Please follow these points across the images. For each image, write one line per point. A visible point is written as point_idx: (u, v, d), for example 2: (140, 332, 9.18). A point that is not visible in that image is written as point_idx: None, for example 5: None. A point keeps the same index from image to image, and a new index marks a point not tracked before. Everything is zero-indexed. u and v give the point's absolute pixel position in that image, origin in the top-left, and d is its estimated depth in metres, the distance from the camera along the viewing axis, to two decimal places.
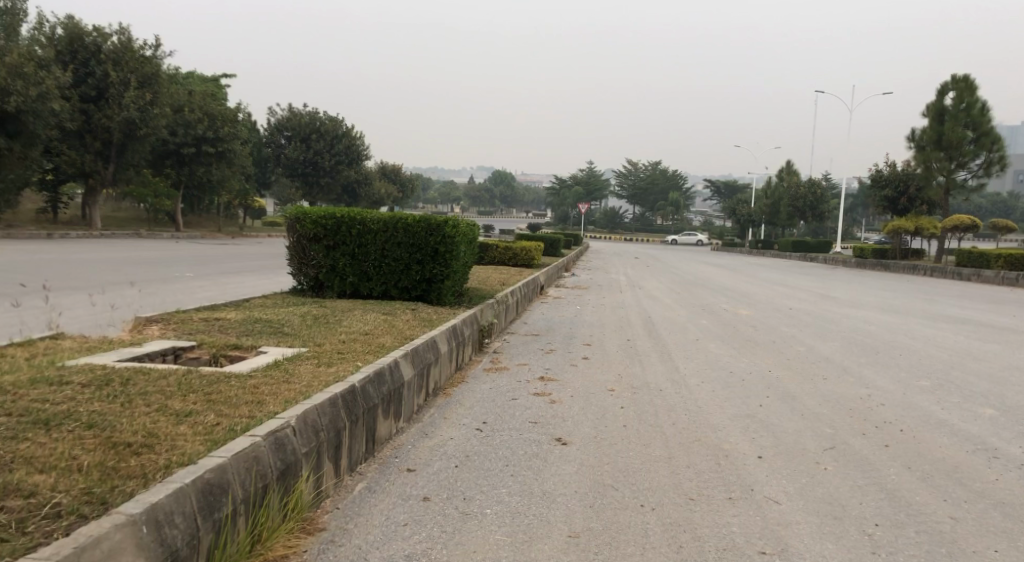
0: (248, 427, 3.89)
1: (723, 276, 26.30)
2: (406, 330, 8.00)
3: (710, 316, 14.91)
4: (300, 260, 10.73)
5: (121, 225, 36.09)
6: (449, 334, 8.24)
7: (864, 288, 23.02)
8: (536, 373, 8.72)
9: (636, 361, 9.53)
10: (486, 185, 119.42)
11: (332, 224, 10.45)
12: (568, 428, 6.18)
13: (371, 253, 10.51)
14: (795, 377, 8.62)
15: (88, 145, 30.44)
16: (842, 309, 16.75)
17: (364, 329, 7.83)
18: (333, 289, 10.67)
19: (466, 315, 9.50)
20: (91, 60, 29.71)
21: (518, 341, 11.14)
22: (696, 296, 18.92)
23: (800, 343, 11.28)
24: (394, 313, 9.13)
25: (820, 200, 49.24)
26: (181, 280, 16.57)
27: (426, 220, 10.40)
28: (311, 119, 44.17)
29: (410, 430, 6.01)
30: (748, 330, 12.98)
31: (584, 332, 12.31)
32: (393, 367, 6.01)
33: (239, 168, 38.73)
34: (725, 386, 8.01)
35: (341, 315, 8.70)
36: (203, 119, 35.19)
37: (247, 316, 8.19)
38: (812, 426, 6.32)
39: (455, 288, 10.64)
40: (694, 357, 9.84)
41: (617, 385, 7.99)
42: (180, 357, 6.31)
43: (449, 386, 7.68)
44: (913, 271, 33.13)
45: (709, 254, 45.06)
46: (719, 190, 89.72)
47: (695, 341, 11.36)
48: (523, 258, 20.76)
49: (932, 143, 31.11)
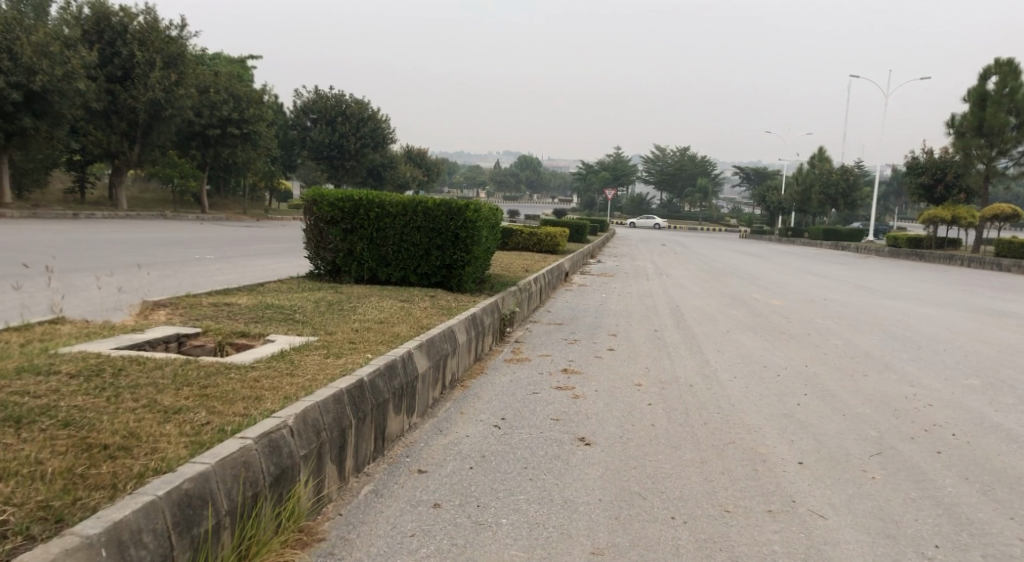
0: (238, 428, 3.54)
1: (752, 265, 25.69)
2: (423, 319, 7.65)
3: (740, 306, 14.43)
4: (317, 245, 10.42)
5: (147, 206, 36.10)
6: (468, 323, 7.87)
7: (900, 278, 22.36)
8: (559, 365, 8.33)
9: (664, 354, 9.11)
10: (511, 170, 118.83)
11: (349, 207, 10.12)
12: (592, 427, 5.81)
13: (390, 238, 10.17)
14: (834, 373, 8.17)
15: (114, 126, 30.35)
16: (878, 300, 16.19)
17: (379, 318, 7.48)
18: (350, 274, 10.35)
19: (487, 304, 9.12)
20: (118, 40, 29.59)
21: (541, 331, 10.74)
22: (725, 285, 18.43)
23: (836, 337, 10.79)
24: (411, 300, 8.78)
25: (852, 187, 48.32)
26: (200, 262, 16.34)
27: (447, 204, 10.04)
28: (337, 102, 43.93)
29: (423, 426, 5.66)
30: (782, 321, 12.50)
31: (610, 321, 11.89)
32: (407, 359, 5.66)
33: (265, 150, 38.61)
34: (758, 383, 7.58)
35: (356, 302, 8.36)
36: (229, 100, 35.01)
37: (259, 301, 7.86)
38: (855, 429, 5.89)
39: (476, 274, 10.29)
40: (726, 350, 9.40)
41: (644, 379, 7.58)
42: (184, 344, 5.99)
43: (466, 378, 7.31)
44: (949, 261, 32.31)
45: (738, 242, 44.34)
46: (749, 176, 88.55)
47: (726, 333, 10.91)
48: (547, 244, 20.33)
49: (972, 129, 30.37)
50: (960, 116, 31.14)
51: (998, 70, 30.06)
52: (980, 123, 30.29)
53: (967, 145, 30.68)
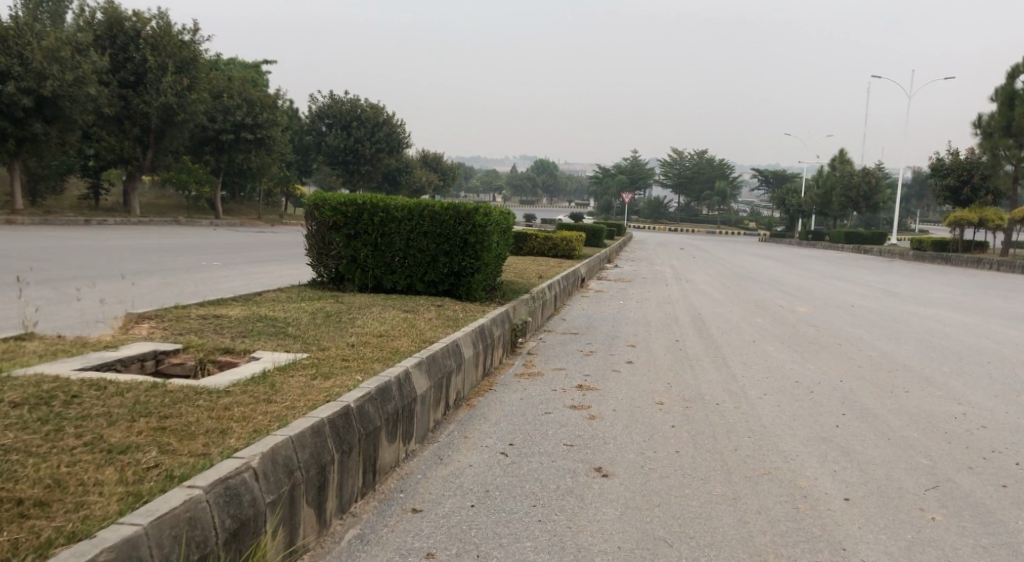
0: (188, 473, 3.02)
1: (774, 269, 25.04)
2: (427, 331, 7.10)
3: (766, 313, 13.80)
4: (320, 251, 9.91)
5: (160, 212, 35.83)
6: (475, 336, 7.32)
7: (930, 283, 21.61)
8: (574, 379, 7.77)
9: (687, 367, 8.52)
10: (528, 174, 118.23)
11: (352, 211, 9.62)
12: (611, 453, 5.26)
13: (395, 244, 9.64)
14: (872, 388, 7.59)
15: (127, 132, 30.04)
16: (909, 306, 15.56)
17: (380, 331, 6.93)
18: (354, 283, 9.83)
19: (496, 314, 8.57)
20: (130, 44, 29.27)
21: (555, 341, 10.17)
22: (748, 291, 17.83)
23: (870, 348, 10.17)
24: (416, 311, 8.23)
25: (874, 189, 47.39)
26: (205, 269, 15.84)
27: (455, 208, 9.51)
28: (352, 106, 43.57)
29: (422, 453, 5.12)
30: (810, 330, 11.89)
31: (629, 330, 11.31)
32: (404, 380, 5.10)
33: (279, 155, 38.27)
34: (791, 400, 6.99)
35: (357, 313, 7.83)
36: (242, 105, 34.62)
37: (252, 314, 7.33)
38: (903, 455, 5.31)
39: (486, 281, 9.73)
40: (753, 363, 8.83)
41: (666, 397, 7.00)
42: (162, 362, 5.47)
43: (472, 396, 6.76)
44: (977, 265, 31.44)
45: (758, 246, 43.62)
46: (768, 180, 87.41)
47: (753, 344, 10.30)
48: (563, 249, 19.74)
49: (1000, 129, 29.62)
50: (987, 116, 30.30)
51: None
52: (1008, 123, 29.45)
53: (995, 146, 29.86)
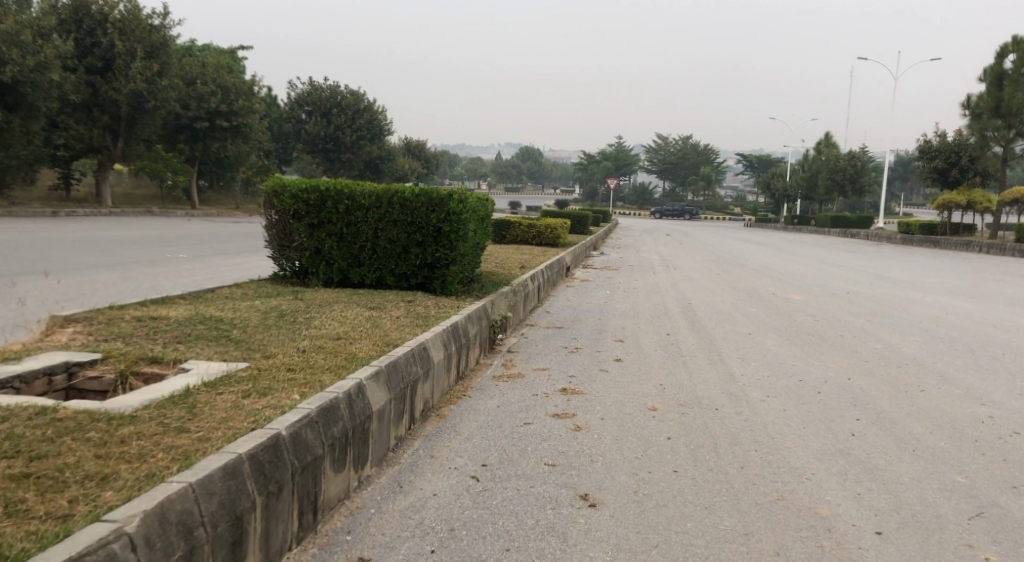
0: (28, 553, 2.51)
1: (764, 255, 24.42)
2: (392, 333, 6.33)
3: (759, 302, 13.13)
4: (281, 243, 9.12)
5: (133, 203, 34.84)
6: (447, 336, 6.55)
7: (922, 267, 21.05)
8: (558, 382, 7.02)
9: (681, 365, 7.80)
10: (513, 160, 117.32)
11: (315, 199, 8.86)
12: (601, 476, 4.54)
13: (362, 234, 8.84)
14: (883, 388, 6.89)
15: (96, 119, 29.00)
16: (905, 293, 14.95)
17: (339, 332, 6.16)
18: (318, 277, 9.05)
19: (472, 311, 7.80)
20: (97, 28, 28.13)
21: (538, 337, 9.41)
22: (739, 278, 17.18)
23: (874, 340, 9.49)
24: (382, 308, 7.45)
25: (861, 173, 46.86)
26: (172, 262, 15.02)
27: (427, 194, 8.75)
28: (331, 93, 42.59)
29: (380, 481, 4.37)
30: (808, 320, 11.21)
31: (617, 323, 10.58)
32: (356, 395, 4.35)
33: (256, 143, 37.25)
34: (797, 403, 6.28)
35: (315, 311, 7.06)
36: (216, 91, 33.48)
37: (196, 315, 6.52)
38: (935, 472, 4.61)
39: (463, 274, 8.95)
40: (750, 359, 8.14)
41: (660, 402, 6.27)
42: (75, 376, 4.68)
43: (443, 405, 6.00)
44: (966, 247, 30.93)
45: (745, 232, 43.05)
46: (753, 165, 86.85)
47: (748, 337, 9.61)
48: (548, 237, 19.02)
49: (989, 110, 29.07)
50: (976, 97, 29.75)
51: (1016, 48, 28.63)
52: (997, 103, 28.91)
53: (983, 127, 29.32)
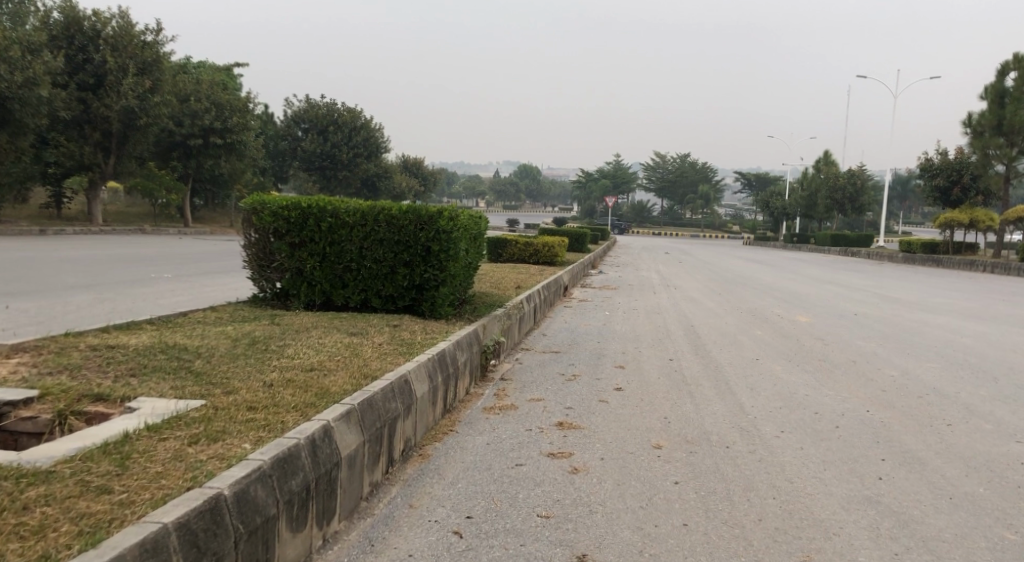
0: None
1: (765, 274, 23.94)
2: (372, 363, 5.80)
3: (764, 325, 12.61)
4: (261, 263, 8.61)
5: (126, 221, 34.31)
6: (432, 365, 6.01)
7: (928, 287, 20.53)
8: (554, 414, 6.48)
9: (686, 395, 7.28)
10: (511, 179, 116.98)
11: (296, 217, 8.37)
12: (602, 531, 4.05)
13: (346, 254, 8.32)
14: (905, 421, 6.37)
15: (87, 136, 28.51)
16: (914, 315, 14.46)
17: (314, 362, 5.63)
18: (300, 299, 8.51)
19: (463, 336, 7.27)
20: (89, 45, 27.63)
21: (533, 363, 8.87)
22: (741, 298, 16.71)
23: (889, 366, 8.97)
24: (364, 334, 6.91)
25: (860, 191, 46.44)
26: (156, 283, 14.47)
27: (415, 211, 8.25)
28: (328, 110, 42.24)
29: (348, 538, 3.84)
30: (816, 344, 10.70)
31: (617, 347, 10.05)
32: (320, 440, 3.82)
33: (251, 161, 36.75)
34: (815, 440, 5.78)
35: (292, 337, 6.52)
36: (211, 108, 32.98)
37: (160, 342, 5.99)
38: (979, 526, 4.12)
39: (453, 296, 8.41)
40: (760, 388, 7.62)
41: (665, 439, 5.74)
42: (6, 417, 4.14)
43: (426, 443, 5.46)
44: (970, 267, 30.43)
45: (745, 250, 42.58)
46: (752, 183, 86.48)
47: (756, 363, 9.09)
48: (544, 256, 18.52)
49: (991, 128, 28.69)
50: (977, 115, 29.38)
51: (1017, 66, 28.29)
52: (999, 121, 28.53)
53: (985, 145, 28.92)
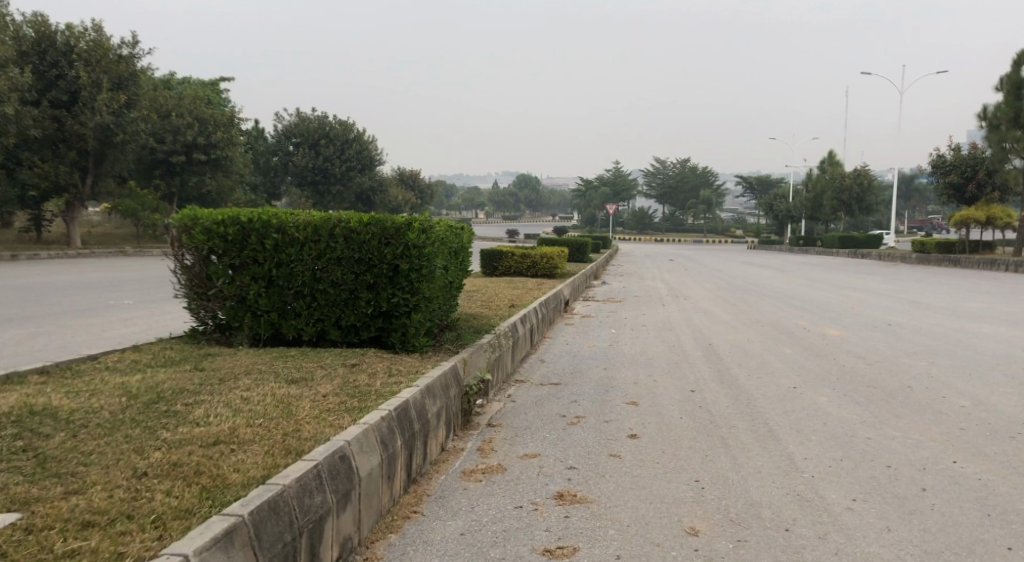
0: None
1: (777, 280, 22.42)
2: (304, 427, 4.32)
3: (790, 341, 11.14)
4: (198, 291, 7.13)
5: (106, 243, 32.60)
6: (387, 426, 4.51)
7: (955, 289, 19.04)
8: (552, 481, 5.00)
9: (718, 444, 5.82)
10: (510, 190, 115.21)
11: (234, 234, 6.93)
12: None
13: (297, 276, 6.87)
14: (1010, 478, 4.94)
15: (62, 156, 26.74)
16: (953, 323, 13.02)
17: (224, 433, 4.12)
18: (244, 331, 7.02)
19: (437, 377, 5.80)
20: (62, 60, 25.65)
21: (529, 401, 7.35)
22: (757, 309, 15.26)
23: (954, 393, 7.51)
24: (307, 381, 5.42)
25: (866, 191, 44.92)
26: (111, 311, 12.93)
27: (378, 223, 6.82)
28: (320, 124, 40.87)
29: None
30: (857, 364, 9.29)
31: (626, 375, 8.56)
32: None
33: (238, 177, 35.00)
34: (902, 514, 4.37)
35: (209, 389, 5.03)
36: (194, 123, 31.27)
37: (26, 403, 4.49)
38: None
39: (429, 324, 6.95)
40: (806, 431, 6.16)
41: (701, 519, 4.32)
42: None
43: (374, 542, 3.97)
44: (990, 267, 28.84)
45: (753, 255, 41.00)
46: (752, 187, 84.85)
47: (794, 393, 7.60)
48: (543, 267, 17.04)
49: (1008, 121, 27.19)
50: (992, 107, 27.88)
51: None
52: (1016, 113, 27.04)
53: (1002, 139, 27.43)
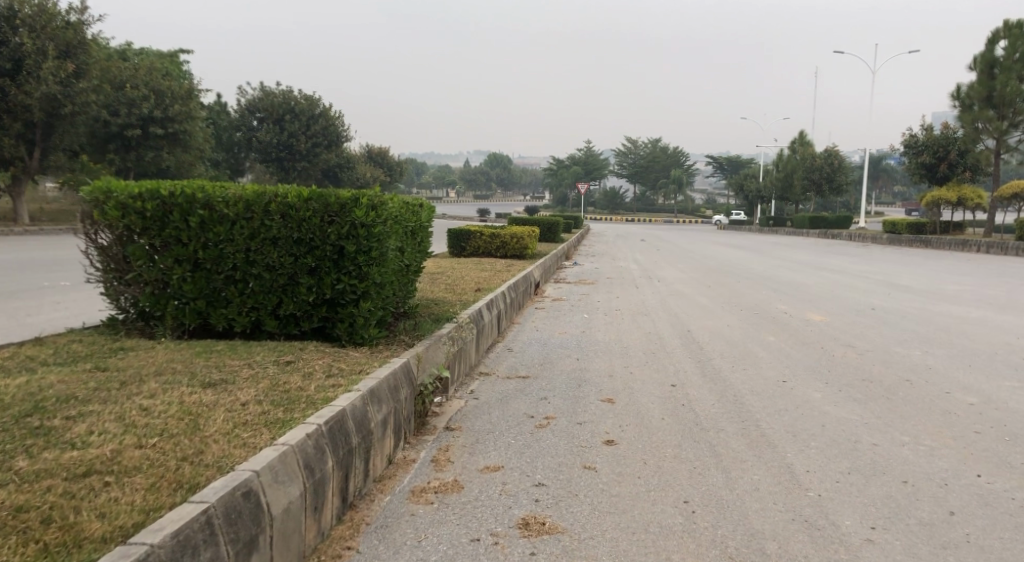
0: None
1: (752, 261, 21.80)
2: (208, 447, 3.52)
3: (772, 328, 10.45)
4: (114, 276, 6.23)
5: (57, 220, 31.04)
6: (315, 444, 3.70)
7: (932, 271, 18.49)
8: (517, 503, 4.22)
9: (708, 453, 5.07)
10: (480, 168, 113.68)
11: (153, 211, 6.04)
12: None
13: (227, 260, 6.00)
14: None
15: (7, 128, 25.14)
16: (939, 306, 12.43)
17: (103, 458, 3.30)
18: (167, 321, 6.14)
19: (384, 377, 4.96)
20: (4, 26, 24.05)
21: (493, 398, 6.55)
22: (734, 291, 14.61)
23: (960, 389, 6.82)
24: (228, 384, 4.59)
25: (838, 171, 44.47)
26: (44, 293, 11.90)
27: (320, 199, 5.96)
28: (284, 98, 39.45)
29: None
30: (847, 353, 8.63)
31: (601, 367, 7.79)
32: None
33: (199, 152, 33.44)
34: (932, 549, 3.70)
35: (100, 397, 4.15)
36: (150, 96, 29.80)
37: None
38: None
39: (380, 313, 6.14)
40: (806, 436, 5.43)
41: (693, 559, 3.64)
42: None
43: None
44: (962, 248, 28.45)
45: (724, 235, 40.41)
46: (723, 166, 84.41)
47: (786, 388, 6.88)
48: (513, 248, 16.24)
49: (981, 100, 26.69)
50: (965, 87, 27.36)
51: (1008, 33, 26.20)
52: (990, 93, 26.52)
53: (975, 118, 26.94)
